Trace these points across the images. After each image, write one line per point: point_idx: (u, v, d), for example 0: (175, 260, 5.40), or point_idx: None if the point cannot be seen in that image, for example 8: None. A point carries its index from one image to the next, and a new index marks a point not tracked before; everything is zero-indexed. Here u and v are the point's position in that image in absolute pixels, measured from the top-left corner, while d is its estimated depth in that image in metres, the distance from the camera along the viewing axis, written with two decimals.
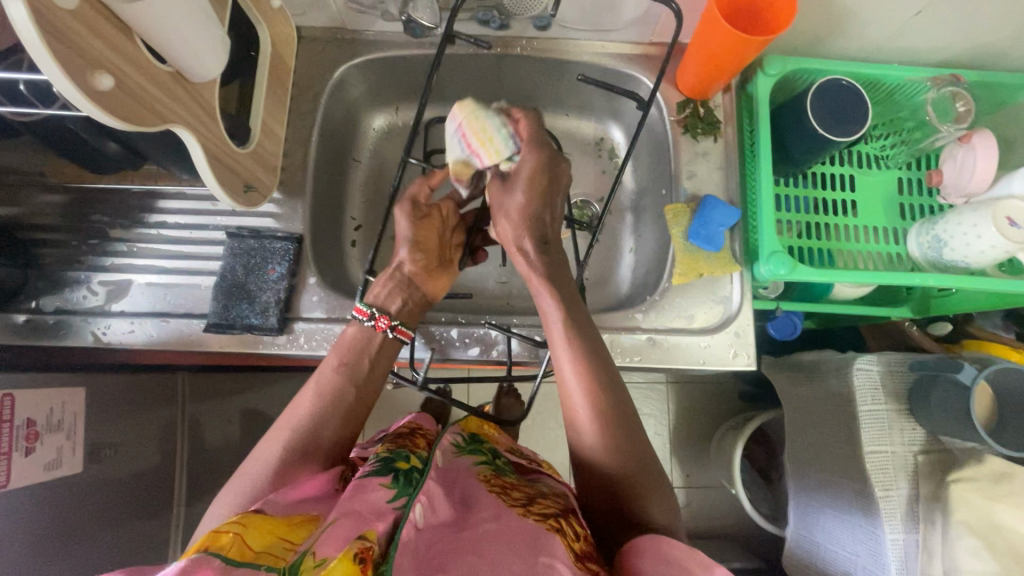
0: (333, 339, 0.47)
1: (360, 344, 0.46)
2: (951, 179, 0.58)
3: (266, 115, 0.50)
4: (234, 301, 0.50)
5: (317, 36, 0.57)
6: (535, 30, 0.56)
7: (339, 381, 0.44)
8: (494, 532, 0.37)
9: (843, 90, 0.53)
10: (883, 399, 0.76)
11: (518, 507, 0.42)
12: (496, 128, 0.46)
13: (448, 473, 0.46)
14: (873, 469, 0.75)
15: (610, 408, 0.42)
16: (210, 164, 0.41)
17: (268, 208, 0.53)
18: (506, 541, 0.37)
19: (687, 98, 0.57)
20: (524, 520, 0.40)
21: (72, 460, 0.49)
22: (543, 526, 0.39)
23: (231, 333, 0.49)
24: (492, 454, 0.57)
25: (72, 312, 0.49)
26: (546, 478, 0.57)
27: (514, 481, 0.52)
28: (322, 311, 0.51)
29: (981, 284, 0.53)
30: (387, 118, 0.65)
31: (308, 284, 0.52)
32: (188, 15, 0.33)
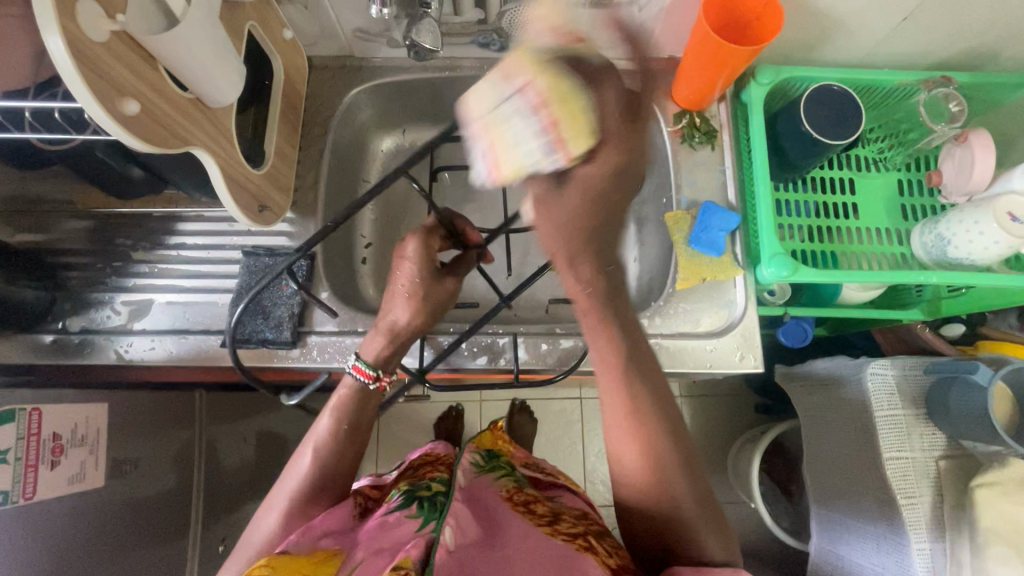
0: (326, 403, 0.46)
1: (354, 405, 0.46)
2: (950, 179, 0.59)
3: (280, 137, 0.52)
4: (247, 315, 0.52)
5: (327, 65, 0.60)
6: (534, 51, 0.59)
7: (338, 443, 0.45)
8: (521, 553, 0.39)
9: (835, 96, 0.54)
10: (899, 404, 0.75)
11: (544, 527, 0.43)
12: (513, 130, 0.34)
13: (473, 496, 0.47)
14: (894, 476, 0.74)
15: (658, 423, 0.38)
16: (227, 184, 0.43)
17: (282, 227, 0.56)
18: (533, 555, 0.38)
19: (684, 109, 0.59)
20: (552, 539, 0.41)
21: (94, 474, 0.50)
22: (573, 546, 0.40)
23: (247, 347, 0.51)
24: (511, 470, 0.59)
25: (96, 332, 0.52)
26: (568, 493, 0.59)
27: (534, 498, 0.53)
28: (334, 324, 0.53)
29: (985, 279, 0.53)
30: (395, 140, 0.68)
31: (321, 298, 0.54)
32: (208, 41, 0.36)
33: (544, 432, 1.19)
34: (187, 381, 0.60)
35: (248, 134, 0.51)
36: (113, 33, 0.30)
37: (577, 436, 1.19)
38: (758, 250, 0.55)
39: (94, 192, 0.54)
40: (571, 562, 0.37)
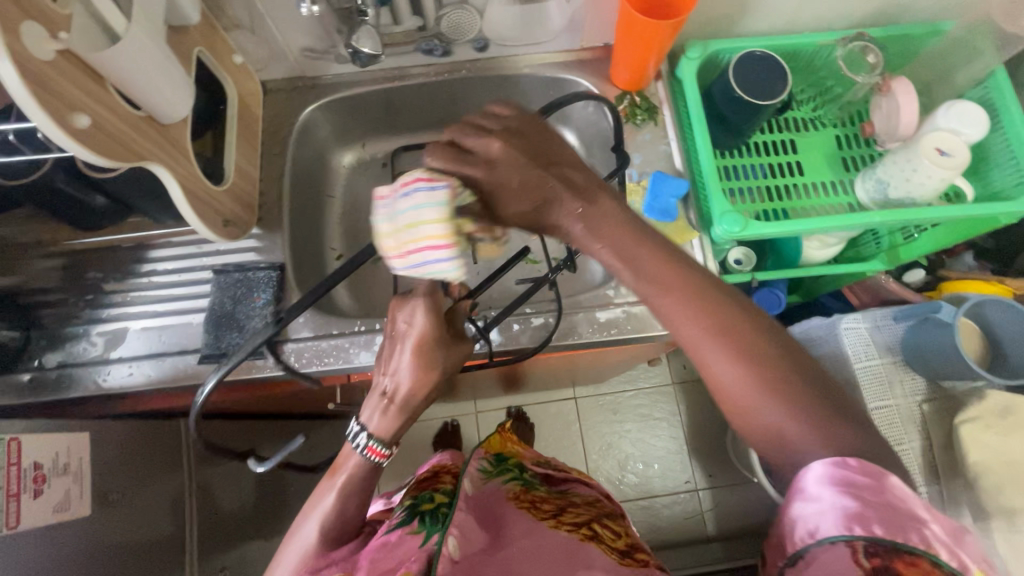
0: (333, 481, 0.45)
1: (361, 479, 0.46)
2: (882, 127, 0.62)
3: (239, 156, 0.54)
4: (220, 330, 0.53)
5: (281, 87, 0.63)
6: (476, 52, 0.62)
7: (341, 509, 0.45)
8: (525, 549, 0.42)
9: (760, 60, 0.57)
10: (876, 354, 0.78)
11: (548, 520, 0.47)
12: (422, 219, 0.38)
13: (481, 498, 0.49)
14: (883, 426, 0.75)
15: (742, 334, 0.34)
16: (188, 199, 0.45)
17: (250, 243, 0.57)
18: (541, 555, 0.41)
19: (624, 91, 0.62)
20: (557, 533, 0.45)
21: (80, 505, 0.49)
22: (577, 536, 0.45)
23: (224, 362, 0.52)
24: (521, 469, 0.60)
25: (73, 365, 0.52)
26: (580, 484, 0.61)
27: (546, 493, 0.56)
28: (309, 330, 0.54)
29: (925, 213, 0.56)
30: (355, 155, 0.70)
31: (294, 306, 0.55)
32: (154, 60, 0.38)
33: (542, 436, 1.19)
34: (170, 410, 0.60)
35: (207, 155, 0.53)
36: (59, 52, 0.32)
37: (577, 436, 1.19)
38: (709, 211, 0.58)
39: (61, 230, 0.55)
40: (577, 554, 0.42)
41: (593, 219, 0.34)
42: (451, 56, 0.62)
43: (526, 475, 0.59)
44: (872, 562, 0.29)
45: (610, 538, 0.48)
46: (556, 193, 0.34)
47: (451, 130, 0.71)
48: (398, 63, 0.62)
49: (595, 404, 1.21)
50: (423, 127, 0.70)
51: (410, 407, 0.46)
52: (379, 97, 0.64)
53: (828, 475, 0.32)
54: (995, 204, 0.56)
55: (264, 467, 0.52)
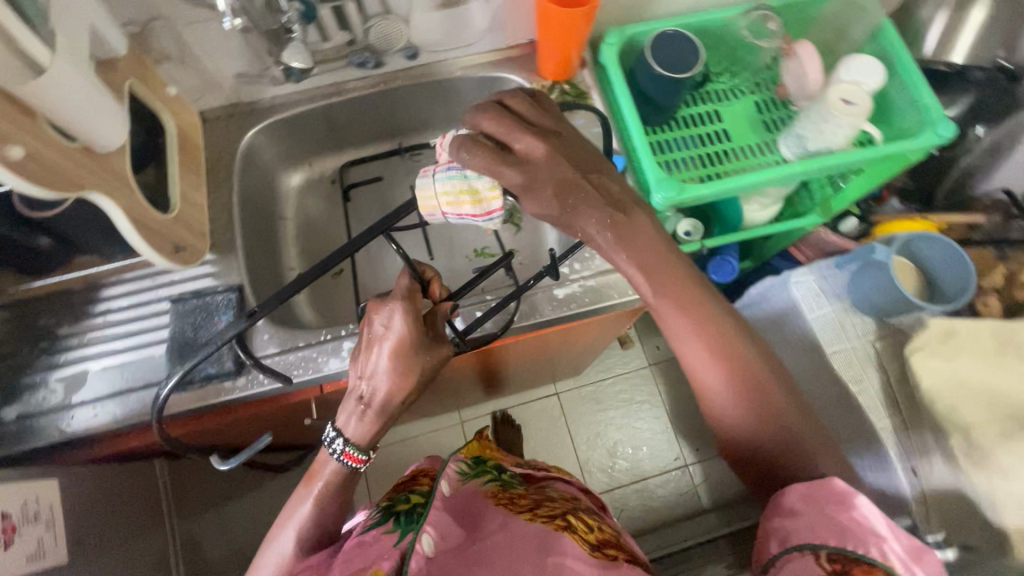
0: (309, 491, 0.46)
1: (338, 486, 0.46)
2: (794, 87, 0.67)
3: (183, 184, 0.55)
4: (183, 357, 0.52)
5: (219, 115, 0.63)
6: (407, 61, 0.64)
7: (318, 519, 0.46)
8: (501, 543, 0.42)
9: (672, 37, 0.62)
10: (826, 302, 0.82)
11: (524, 513, 0.48)
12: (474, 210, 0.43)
13: (459, 499, 0.50)
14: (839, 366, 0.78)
15: (732, 344, 0.41)
16: (135, 228, 0.45)
17: (204, 269, 0.57)
18: (515, 548, 0.42)
19: (553, 82, 0.66)
20: (531, 524, 0.46)
21: (57, 550, 0.47)
22: (551, 526, 0.46)
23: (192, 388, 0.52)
24: (499, 471, 0.61)
25: (33, 414, 0.51)
26: (557, 482, 0.62)
27: (523, 491, 0.56)
28: (275, 345, 0.54)
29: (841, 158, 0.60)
30: (303, 175, 0.71)
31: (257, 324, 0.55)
32: (81, 89, 0.38)
33: (530, 435, 1.19)
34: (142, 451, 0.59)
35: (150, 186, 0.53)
36: None
37: (564, 431, 1.20)
38: (645, 180, 0.61)
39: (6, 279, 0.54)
40: (549, 542, 0.43)
41: (622, 229, 0.40)
42: (384, 66, 0.64)
43: (504, 476, 0.59)
44: (832, 565, 0.33)
45: (583, 530, 0.49)
46: (591, 200, 0.40)
47: (395, 140, 0.73)
48: (333, 79, 0.64)
49: (577, 397, 1.23)
50: (367, 140, 0.72)
51: (386, 408, 0.44)
52: (320, 114, 0.66)
53: (804, 494, 0.37)
54: (907, 141, 0.60)
55: (232, 464, 0.54)
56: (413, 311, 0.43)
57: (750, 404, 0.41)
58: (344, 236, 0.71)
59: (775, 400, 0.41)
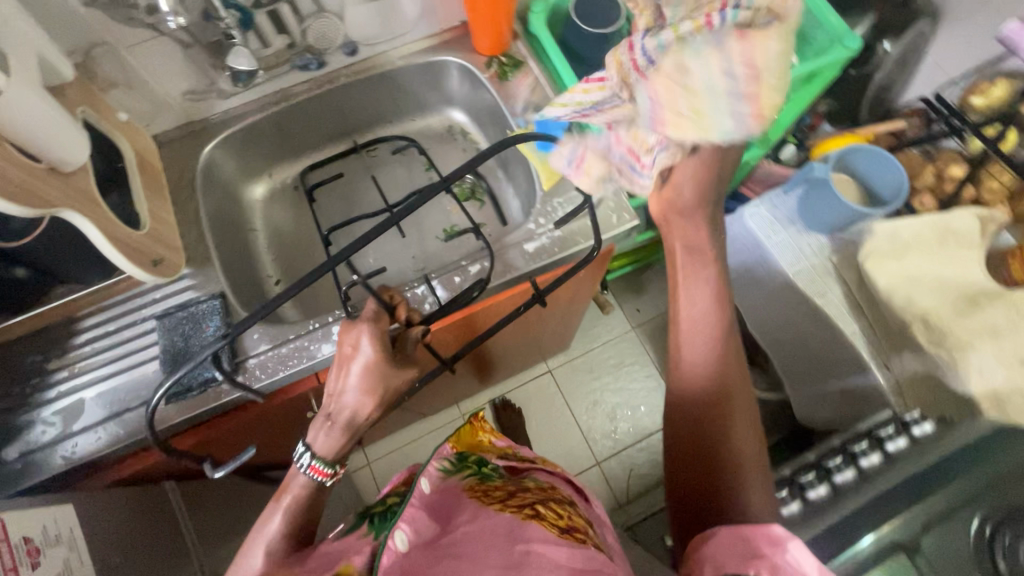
0: (277, 502, 0.47)
1: (307, 498, 0.47)
2: None
3: (149, 201, 0.56)
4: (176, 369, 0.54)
5: (173, 136, 0.64)
6: (348, 57, 0.67)
7: (290, 528, 0.46)
8: (468, 534, 0.45)
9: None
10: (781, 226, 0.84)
11: (495, 504, 0.50)
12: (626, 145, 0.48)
13: (437, 497, 0.50)
14: (802, 282, 0.81)
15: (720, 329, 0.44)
16: (109, 241, 0.47)
17: (184, 282, 0.58)
18: (483, 539, 0.44)
19: (491, 57, 0.69)
20: (501, 515, 0.47)
21: (83, 570, 0.48)
22: (520, 516, 0.47)
23: (192, 396, 0.53)
24: (483, 465, 0.59)
25: (35, 449, 0.51)
26: (540, 474, 0.61)
27: (500, 482, 0.57)
28: (266, 342, 0.56)
29: None
30: (266, 186, 0.73)
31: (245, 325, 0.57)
32: (36, 107, 0.40)
33: (531, 415, 1.22)
34: (151, 474, 0.60)
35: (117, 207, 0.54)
36: None
37: (563, 404, 1.23)
38: None
39: None
40: (517, 533, 0.45)
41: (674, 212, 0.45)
42: (327, 66, 0.67)
43: (488, 470, 0.58)
44: None
45: (553, 517, 0.49)
46: None
47: (350, 139, 0.75)
48: (279, 85, 0.66)
49: (570, 369, 1.26)
50: (322, 142, 0.74)
51: (354, 424, 0.47)
52: (272, 123, 0.68)
53: (772, 535, 0.37)
54: (819, 59, 0.66)
55: (219, 472, 0.51)
56: (381, 339, 0.48)
57: (709, 392, 0.43)
58: (315, 237, 0.73)
59: (734, 416, 0.42)
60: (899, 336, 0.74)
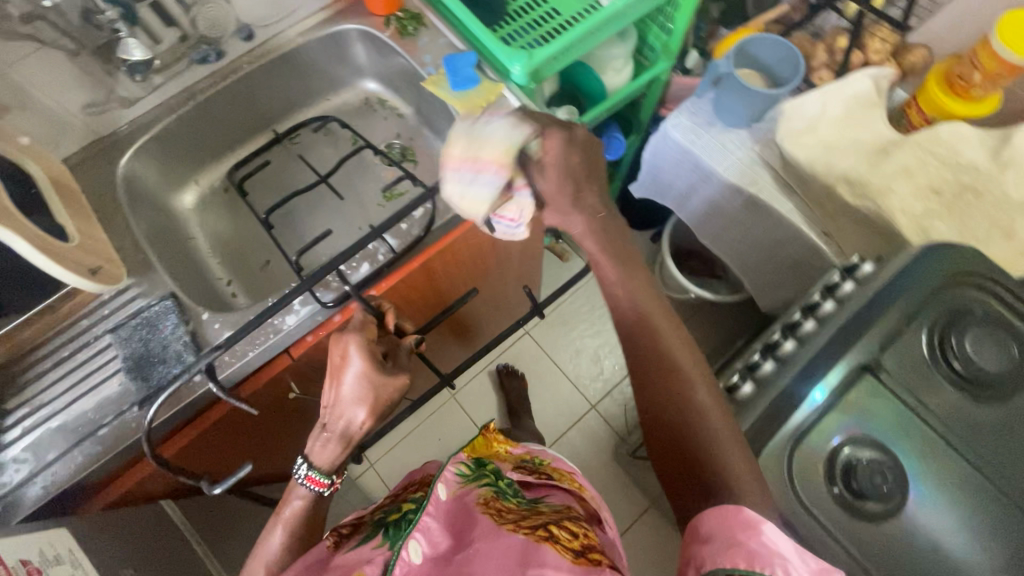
0: (277, 518, 0.53)
1: (306, 508, 0.53)
2: None
3: (75, 219, 0.54)
4: (147, 375, 0.52)
5: (83, 157, 0.62)
6: (247, 43, 0.68)
7: (292, 544, 0.52)
8: (481, 555, 0.48)
9: None
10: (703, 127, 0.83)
11: (508, 525, 0.52)
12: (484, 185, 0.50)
13: (453, 507, 0.55)
14: None
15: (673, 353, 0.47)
16: (37, 249, 0.46)
17: (131, 292, 0.57)
18: (495, 560, 0.47)
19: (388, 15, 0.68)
20: (515, 536, 0.50)
21: None
22: (533, 538, 0.50)
23: (164, 396, 0.51)
24: (497, 474, 0.63)
25: (10, 488, 0.49)
26: (557, 491, 0.64)
27: (517, 500, 0.59)
28: (228, 328, 0.54)
29: None
30: (195, 193, 0.72)
31: (204, 318, 0.55)
32: None
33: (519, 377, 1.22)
34: (143, 495, 0.58)
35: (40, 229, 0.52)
36: None
37: (546, 359, 1.24)
38: (500, 62, 0.64)
39: None
40: (529, 555, 0.47)
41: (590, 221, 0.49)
42: (228, 56, 0.67)
43: (504, 479, 0.63)
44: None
45: (568, 538, 0.52)
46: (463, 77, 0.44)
47: (269, 130, 0.75)
48: (181, 83, 0.66)
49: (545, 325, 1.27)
50: (241, 135, 0.73)
51: (350, 435, 0.51)
52: (187, 123, 0.67)
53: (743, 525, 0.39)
54: None
55: (213, 490, 0.51)
56: (372, 353, 0.51)
57: (673, 406, 0.46)
58: (256, 230, 0.71)
59: (701, 423, 0.45)
60: (828, 200, 0.73)
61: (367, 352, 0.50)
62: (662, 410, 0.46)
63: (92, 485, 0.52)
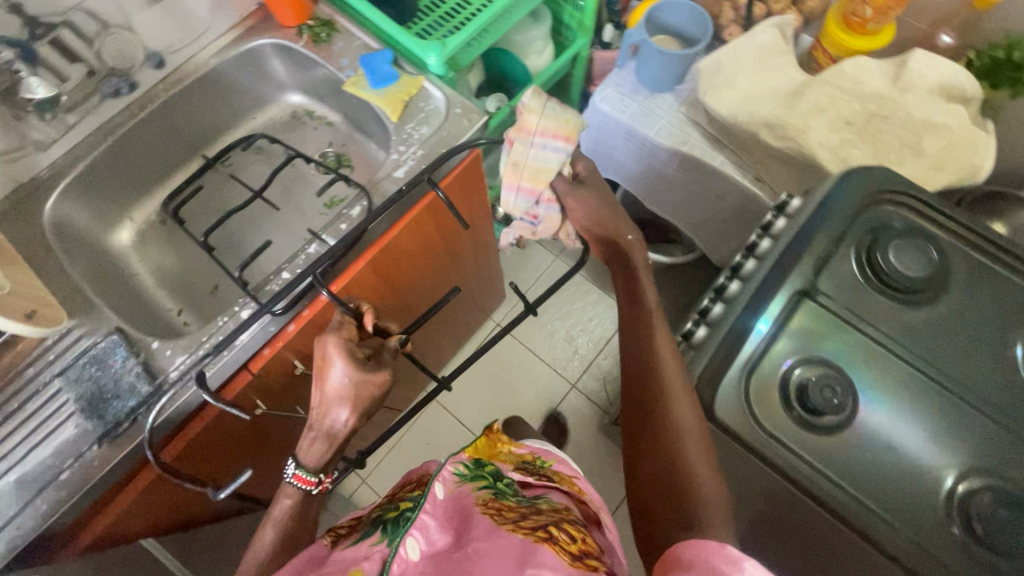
0: (268, 515, 0.44)
1: (295, 508, 0.45)
2: (777, 49, 0.62)
3: None
4: (104, 411, 0.42)
5: (159, 86, 0.58)
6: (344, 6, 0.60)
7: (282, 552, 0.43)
8: (482, 551, 0.40)
9: None
10: None
11: (508, 524, 0.42)
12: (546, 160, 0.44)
13: (450, 505, 0.46)
14: None
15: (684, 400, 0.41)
16: None
17: (78, 329, 0.45)
18: (495, 558, 0.39)
19: None
20: (513, 535, 0.41)
21: None
22: (532, 538, 0.41)
23: (122, 434, 0.41)
24: (499, 476, 0.51)
25: None
26: (558, 492, 0.51)
27: (517, 500, 0.47)
28: (183, 353, 0.44)
29: (841, 110, 0.56)
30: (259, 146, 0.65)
31: (155, 347, 0.44)
32: None
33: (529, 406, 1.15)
34: (129, 532, 0.48)
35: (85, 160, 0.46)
36: None
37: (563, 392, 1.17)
38: None
39: None
40: (529, 554, 0.39)
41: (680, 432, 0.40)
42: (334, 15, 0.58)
43: (507, 479, 0.51)
44: None
45: (566, 542, 0.42)
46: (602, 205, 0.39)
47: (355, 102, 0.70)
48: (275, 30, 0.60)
49: None
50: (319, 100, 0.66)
51: (337, 436, 0.45)
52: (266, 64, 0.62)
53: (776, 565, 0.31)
54: (907, 93, 0.56)
55: (222, 496, 0.42)
56: (353, 352, 0.45)
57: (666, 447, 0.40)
58: (304, 233, 0.60)
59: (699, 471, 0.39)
60: None
61: (346, 354, 0.44)
62: (649, 426, 0.41)
63: (67, 528, 0.41)
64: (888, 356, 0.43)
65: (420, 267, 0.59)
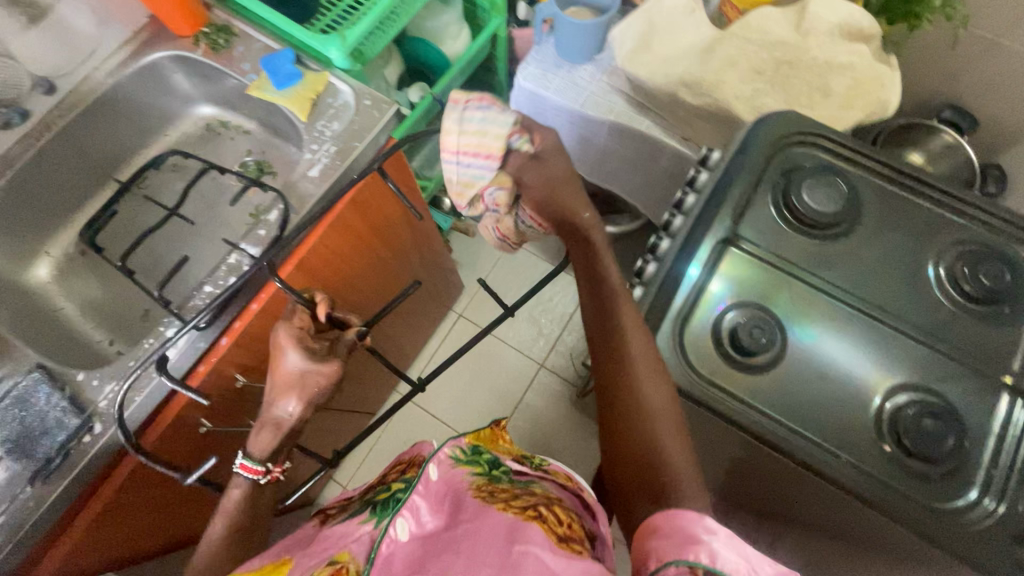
0: (218, 506, 0.44)
1: (242, 501, 0.45)
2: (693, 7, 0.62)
3: None
4: (32, 450, 0.42)
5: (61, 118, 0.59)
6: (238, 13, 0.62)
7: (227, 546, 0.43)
8: (471, 531, 0.41)
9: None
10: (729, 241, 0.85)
11: (499, 502, 0.44)
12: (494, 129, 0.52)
13: (441, 486, 0.47)
14: None
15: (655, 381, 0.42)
16: None
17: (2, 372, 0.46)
18: (483, 536, 0.40)
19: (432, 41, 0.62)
20: (501, 513, 0.42)
21: None
22: (521, 516, 0.42)
23: (56, 470, 0.42)
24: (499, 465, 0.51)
25: None
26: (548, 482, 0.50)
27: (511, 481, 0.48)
28: (111, 380, 0.45)
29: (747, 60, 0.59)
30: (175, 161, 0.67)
31: (80, 381, 0.45)
32: None
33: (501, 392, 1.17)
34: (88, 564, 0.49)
35: None
36: None
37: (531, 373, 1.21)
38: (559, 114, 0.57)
39: None
40: (516, 531, 0.40)
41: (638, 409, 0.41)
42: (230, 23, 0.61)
43: (507, 468, 0.50)
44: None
45: (554, 522, 0.43)
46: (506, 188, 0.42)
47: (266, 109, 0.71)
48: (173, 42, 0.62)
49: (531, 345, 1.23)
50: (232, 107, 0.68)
51: (288, 424, 0.46)
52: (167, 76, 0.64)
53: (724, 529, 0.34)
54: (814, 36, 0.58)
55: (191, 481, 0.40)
56: (305, 339, 0.46)
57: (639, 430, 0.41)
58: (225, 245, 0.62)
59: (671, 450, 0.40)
60: None
61: (301, 348, 0.45)
62: (627, 406, 0.42)
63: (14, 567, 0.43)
64: (827, 301, 0.44)
65: (359, 263, 0.60)
